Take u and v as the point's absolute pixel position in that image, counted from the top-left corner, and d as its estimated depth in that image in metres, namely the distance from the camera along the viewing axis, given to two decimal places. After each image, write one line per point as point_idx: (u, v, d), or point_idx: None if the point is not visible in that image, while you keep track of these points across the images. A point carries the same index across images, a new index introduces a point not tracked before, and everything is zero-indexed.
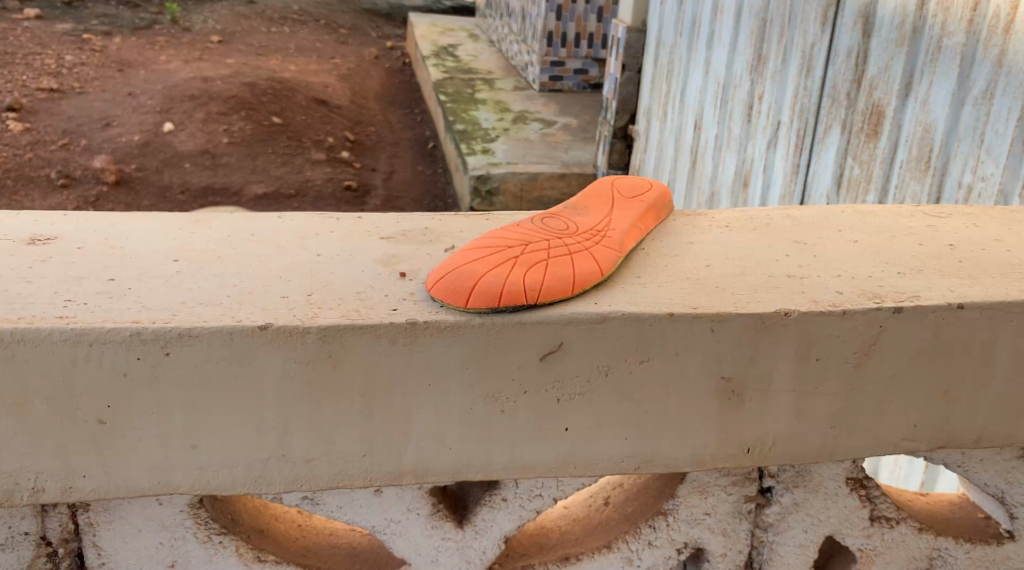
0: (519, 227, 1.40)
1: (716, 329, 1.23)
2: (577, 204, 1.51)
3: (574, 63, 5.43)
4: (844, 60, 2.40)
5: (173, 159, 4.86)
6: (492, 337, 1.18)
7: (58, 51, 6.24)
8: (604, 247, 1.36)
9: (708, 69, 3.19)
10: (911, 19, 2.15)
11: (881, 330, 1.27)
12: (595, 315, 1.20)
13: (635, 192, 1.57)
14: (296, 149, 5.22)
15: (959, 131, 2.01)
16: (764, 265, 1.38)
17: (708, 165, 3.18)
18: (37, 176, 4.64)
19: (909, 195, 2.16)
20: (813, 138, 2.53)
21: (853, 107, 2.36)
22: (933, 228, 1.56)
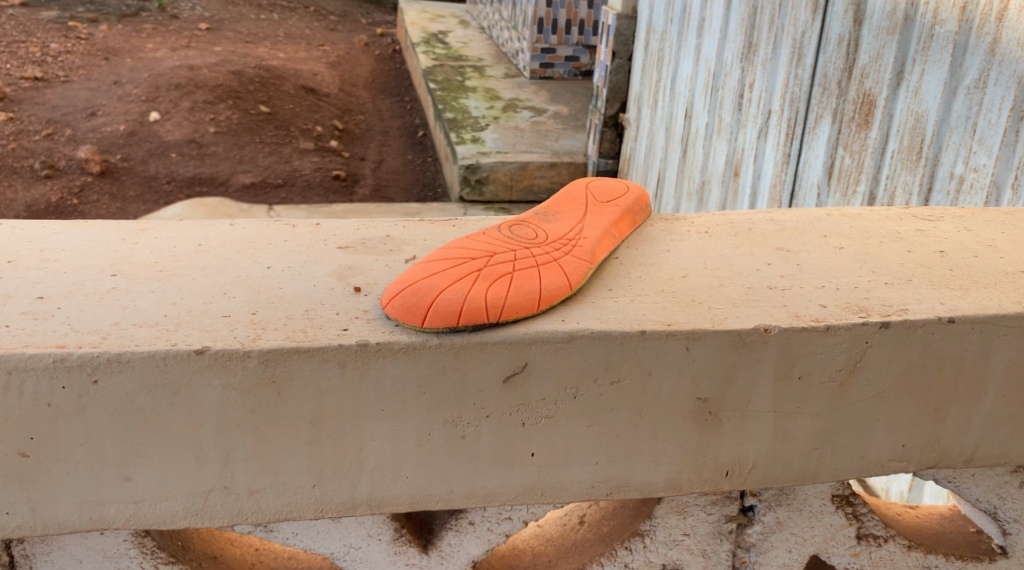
0: (484, 235, 1.32)
1: (691, 347, 1.15)
2: (549, 208, 1.43)
3: (565, 50, 5.34)
4: (834, 48, 2.31)
5: (159, 149, 4.75)
6: (449, 359, 1.10)
7: (43, 39, 6.14)
8: (574, 258, 1.28)
9: (698, 57, 3.10)
10: (903, 7, 2.06)
11: (867, 345, 1.19)
12: (562, 333, 1.12)
13: (610, 196, 1.49)
14: (284, 138, 5.11)
15: (951, 120, 1.93)
16: (744, 275, 1.31)
17: (698, 154, 3.10)
18: (20, 167, 4.57)
19: (901, 186, 2.07)
20: (805, 126, 2.45)
21: (844, 96, 2.27)
22: (924, 232, 1.48)
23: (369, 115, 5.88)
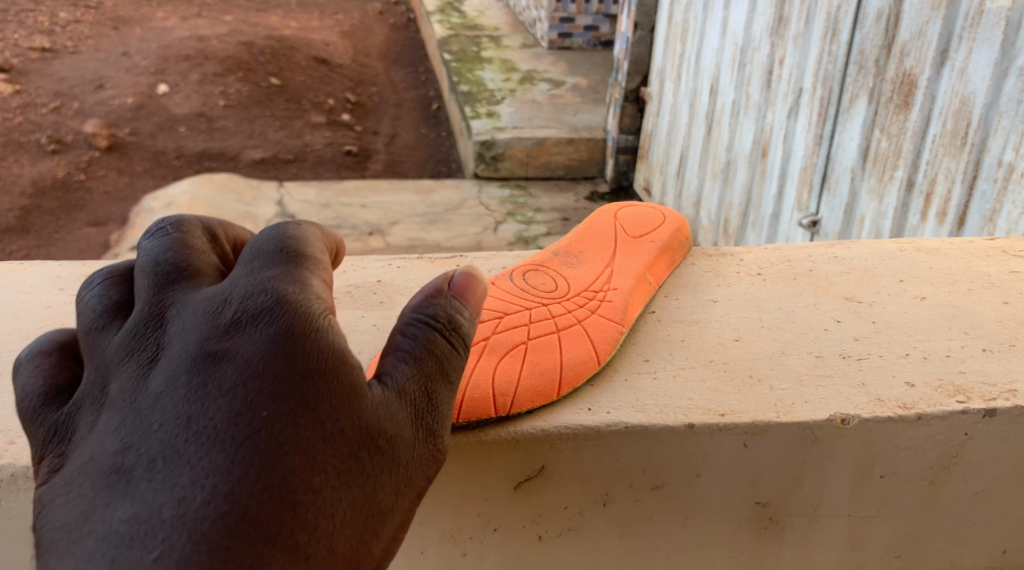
0: (495, 287, 1.08)
1: (749, 444, 0.92)
2: (572, 247, 1.20)
3: (584, 19, 5.03)
4: (872, 24, 1.94)
5: (168, 123, 4.53)
6: (448, 465, 0.89)
7: (52, 9, 5.97)
8: (605, 316, 1.04)
9: (725, 30, 2.77)
10: None
11: (966, 438, 0.96)
12: (589, 429, 0.89)
13: (643, 227, 1.25)
14: (295, 112, 4.87)
15: (999, 103, 1.58)
16: (808, 339, 1.07)
17: (724, 132, 2.77)
18: (26, 141, 4.29)
19: (941, 171, 1.73)
20: (839, 107, 2.10)
21: (882, 75, 1.91)
22: (1018, 274, 1.24)
23: (383, 86, 5.57)
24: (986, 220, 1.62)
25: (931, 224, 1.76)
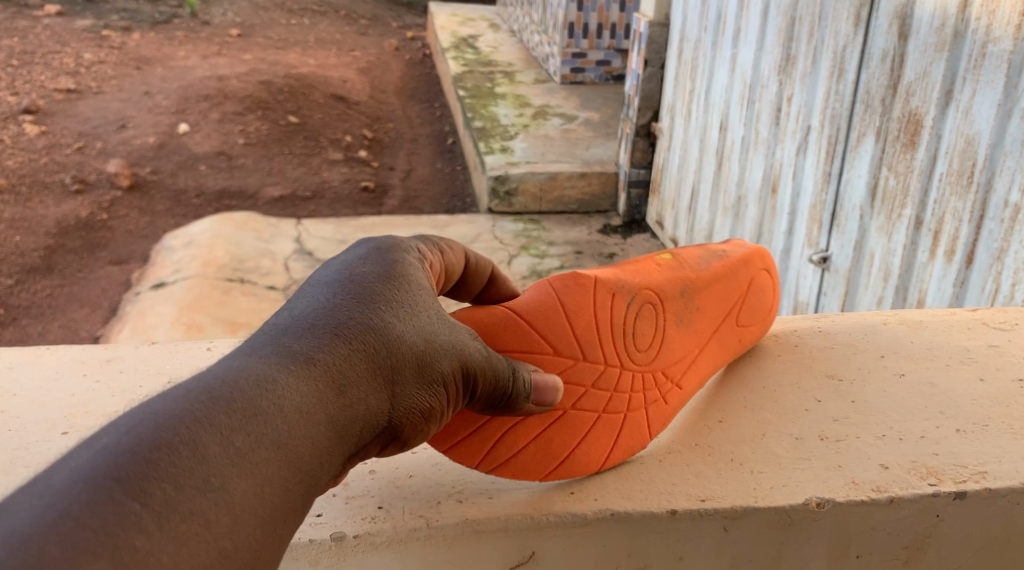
0: (613, 306, 1.02)
1: (730, 527, 0.98)
2: (699, 298, 1.13)
3: (596, 55, 5.12)
4: (878, 64, 2.02)
5: (188, 161, 4.65)
6: (444, 550, 0.93)
7: (78, 50, 6.21)
8: (650, 424, 1.04)
9: (733, 68, 2.84)
10: (952, 22, 1.77)
11: (937, 519, 1.02)
12: (579, 516, 0.95)
13: (748, 320, 1.21)
14: (313, 149, 4.97)
15: (1007, 144, 1.64)
16: (789, 420, 1.12)
17: (734, 168, 2.84)
18: (51, 181, 4.38)
19: (949, 212, 1.79)
20: (845, 147, 2.17)
21: (888, 114, 1.98)
22: (997, 348, 1.29)
23: (399, 123, 5.63)
24: (992, 259, 1.69)
25: (940, 261, 1.82)
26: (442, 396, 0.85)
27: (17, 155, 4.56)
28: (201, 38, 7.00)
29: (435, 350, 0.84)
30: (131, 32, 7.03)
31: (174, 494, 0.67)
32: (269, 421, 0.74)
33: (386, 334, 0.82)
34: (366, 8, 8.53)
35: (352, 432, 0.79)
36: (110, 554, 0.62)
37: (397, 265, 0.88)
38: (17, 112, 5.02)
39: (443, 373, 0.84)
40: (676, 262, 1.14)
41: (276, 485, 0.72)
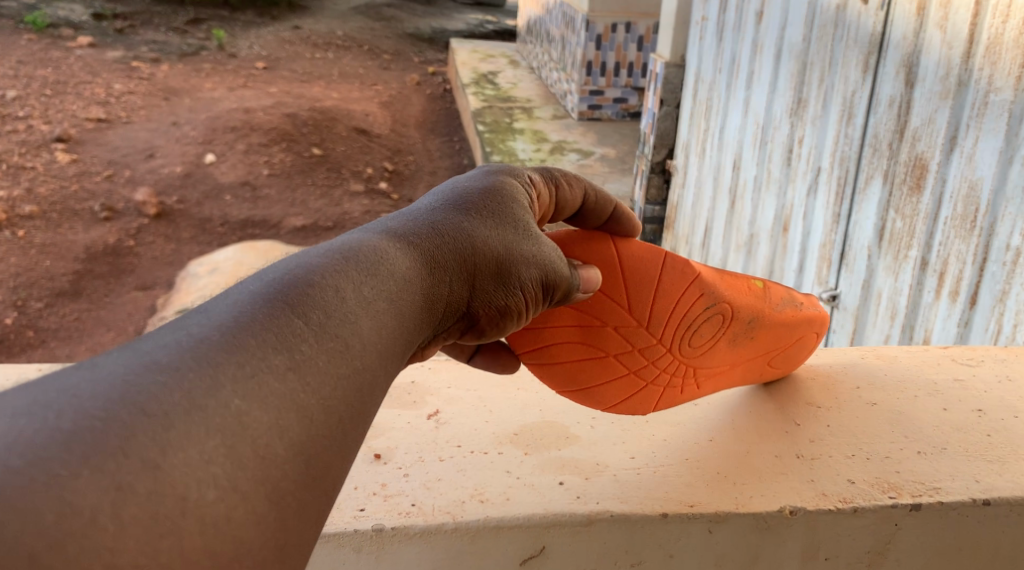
0: (693, 303, 1.21)
1: (714, 529, 1.13)
2: (763, 334, 1.29)
3: (613, 92, 5.30)
4: (885, 109, 2.24)
5: (214, 191, 4.87)
6: (467, 543, 1.08)
7: (107, 81, 6.58)
8: (659, 402, 1.27)
9: (746, 108, 3.08)
10: (956, 71, 1.96)
11: (896, 528, 1.17)
12: (582, 516, 1.10)
13: (785, 360, 1.36)
14: (335, 181, 5.16)
15: (1008, 190, 1.83)
16: (771, 440, 1.28)
17: (747, 207, 3.02)
18: (81, 208, 4.59)
19: (954, 254, 1.98)
20: (854, 187, 2.38)
21: (895, 158, 2.19)
22: (962, 381, 1.45)
23: (419, 156, 5.76)
24: (996, 300, 1.88)
25: (944, 300, 2.01)
26: (515, 296, 1.01)
27: (49, 183, 4.79)
28: (228, 71, 7.27)
29: (517, 251, 1.00)
30: (160, 63, 7.32)
31: (327, 313, 0.79)
32: (390, 278, 0.87)
33: (477, 231, 0.99)
34: (390, 43, 8.81)
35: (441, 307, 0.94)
36: (285, 352, 0.74)
37: (493, 185, 1.05)
38: (50, 140, 5.29)
39: (520, 270, 1.00)
40: (768, 293, 1.30)
41: (393, 329, 0.85)
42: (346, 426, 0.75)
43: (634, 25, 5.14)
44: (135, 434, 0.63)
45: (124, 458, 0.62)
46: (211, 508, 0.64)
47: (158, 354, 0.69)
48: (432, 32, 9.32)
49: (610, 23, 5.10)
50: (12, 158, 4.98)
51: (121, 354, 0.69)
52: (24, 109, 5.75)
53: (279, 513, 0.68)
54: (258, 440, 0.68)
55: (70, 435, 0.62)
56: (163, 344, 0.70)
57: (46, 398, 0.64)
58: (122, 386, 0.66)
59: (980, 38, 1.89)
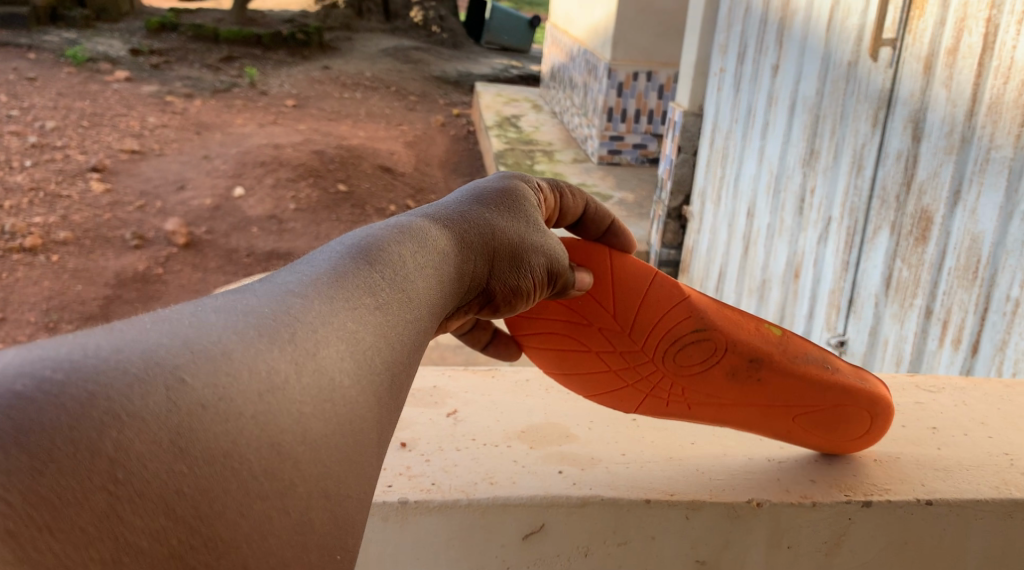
0: (679, 321, 1.38)
1: (690, 515, 1.31)
2: (769, 380, 1.38)
3: (633, 138, 5.51)
4: (893, 162, 2.54)
5: (242, 224, 5.09)
6: (477, 517, 1.26)
7: (142, 114, 6.92)
8: (641, 405, 1.44)
9: (761, 158, 3.43)
10: (959, 129, 2.24)
11: (850, 521, 1.34)
12: (576, 498, 1.28)
13: (821, 427, 1.39)
14: (359, 217, 5.36)
15: (1007, 244, 2.09)
16: (746, 446, 1.46)
17: (760, 252, 3.39)
18: (112, 236, 4.80)
19: (957, 302, 2.25)
20: (863, 234, 2.68)
21: (903, 210, 2.48)
22: (922, 405, 1.63)
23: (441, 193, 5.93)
24: (997, 348, 2.15)
25: (948, 348, 2.29)
26: (526, 279, 1.22)
27: (83, 211, 5.03)
28: (258, 107, 7.57)
29: (530, 241, 1.22)
30: (192, 98, 7.63)
31: (398, 266, 0.97)
32: (436, 248, 1.08)
33: (497, 222, 1.20)
34: (417, 85, 9.10)
35: (468, 281, 1.14)
36: (370, 293, 0.90)
37: (508, 188, 1.28)
38: (87, 169, 5.58)
39: (530, 256, 1.22)
40: (785, 343, 1.39)
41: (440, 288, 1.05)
42: (411, 353, 0.91)
43: (654, 74, 5.37)
44: (298, 325, 0.80)
45: (292, 343, 0.79)
46: (348, 391, 0.80)
47: (290, 283, 0.86)
48: (457, 76, 9.65)
49: (632, 72, 5.32)
50: (49, 187, 5.25)
51: (259, 282, 0.86)
52: (62, 139, 6.05)
53: (376, 407, 0.83)
54: (366, 348, 0.85)
55: (257, 324, 0.78)
56: (288, 277, 0.87)
57: (224, 302, 0.80)
58: (275, 299, 0.82)
59: (982, 100, 2.17)
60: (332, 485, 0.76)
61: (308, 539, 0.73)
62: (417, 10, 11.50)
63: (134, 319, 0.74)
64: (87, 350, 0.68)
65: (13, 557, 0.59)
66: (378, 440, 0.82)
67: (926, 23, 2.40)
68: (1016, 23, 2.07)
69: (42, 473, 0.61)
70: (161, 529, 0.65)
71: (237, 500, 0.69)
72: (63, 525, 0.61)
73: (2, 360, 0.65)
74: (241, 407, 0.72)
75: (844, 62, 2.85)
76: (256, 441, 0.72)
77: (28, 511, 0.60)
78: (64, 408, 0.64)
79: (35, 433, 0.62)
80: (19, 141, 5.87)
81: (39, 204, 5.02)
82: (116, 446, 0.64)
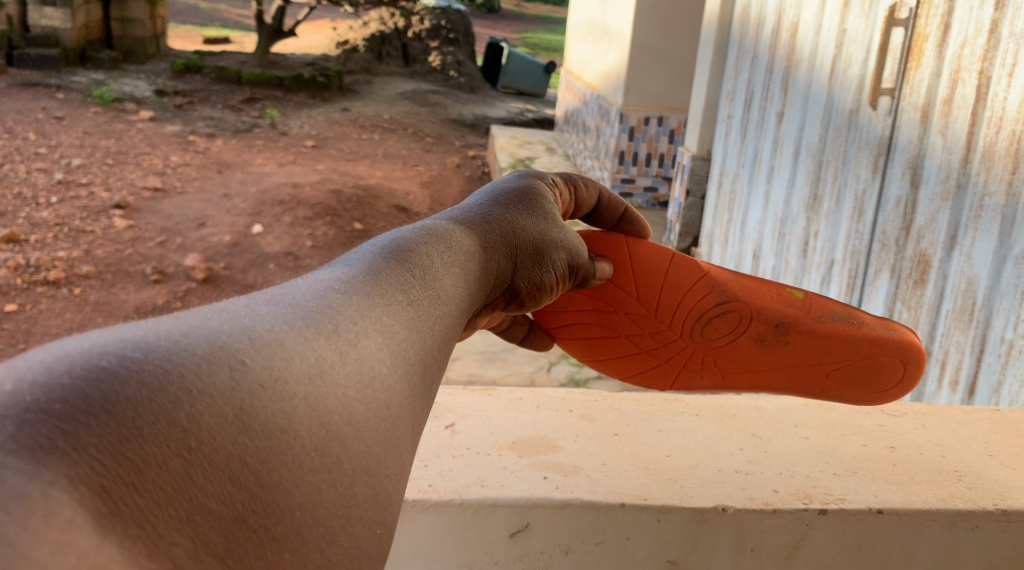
0: (703, 299, 1.63)
1: (661, 518, 1.44)
2: (795, 341, 1.64)
3: (644, 181, 5.63)
4: (893, 208, 2.69)
5: (259, 260, 5.27)
6: (468, 515, 1.41)
7: (165, 152, 7.17)
8: (674, 381, 1.72)
9: (767, 203, 3.59)
10: (955, 176, 2.39)
11: (808, 527, 1.47)
12: (558, 500, 1.43)
13: (847, 377, 1.66)
14: None
15: (1001, 287, 2.20)
16: (716, 458, 1.60)
17: None
18: (133, 270, 4.99)
19: (954, 343, 2.37)
20: (864, 277, 2.83)
21: (903, 254, 2.62)
22: (884, 427, 1.76)
23: None
24: (992, 389, 2.25)
25: (945, 389, 2.42)
26: (548, 275, 1.38)
27: (106, 246, 5.24)
28: (278, 148, 7.82)
29: (552, 241, 1.39)
30: (214, 138, 7.88)
31: (428, 265, 1.09)
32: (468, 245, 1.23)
33: (522, 222, 1.37)
34: (433, 127, 9.34)
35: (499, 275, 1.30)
36: (404, 292, 1.01)
37: (527, 191, 1.44)
38: (110, 205, 5.81)
39: (551, 253, 1.39)
40: (807, 305, 1.64)
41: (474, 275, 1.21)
42: (446, 344, 1.03)
43: (666, 119, 5.54)
44: (340, 317, 0.91)
45: (336, 333, 0.88)
46: (386, 378, 0.90)
47: (330, 281, 0.97)
48: (474, 119, 9.90)
49: (643, 117, 5.51)
50: (74, 222, 5.46)
51: (302, 279, 0.97)
52: (88, 176, 6.29)
53: (411, 390, 0.93)
54: (402, 340, 0.95)
55: (305, 315, 0.88)
56: (328, 274, 0.98)
57: (273, 296, 0.90)
58: (319, 295, 0.93)
59: (976, 148, 2.32)
60: (374, 465, 0.85)
61: (352, 513, 0.81)
62: (435, 55, 11.81)
63: (196, 311, 0.84)
64: (158, 335, 0.77)
65: (108, 510, 0.67)
66: (414, 427, 0.92)
67: (922, 74, 2.58)
68: (1007, 76, 2.22)
69: (129, 438, 0.70)
70: (227, 494, 0.74)
71: (292, 473, 0.78)
72: (146, 486, 0.69)
73: (90, 341, 0.74)
74: (293, 389, 0.81)
75: (846, 110, 3.02)
76: (307, 421, 0.81)
77: (117, 470, 0.68)
78: (145, 383, 0.72)
79: (122, 403, 0.70)
80: (45, 178, 6.11)
81: (63, 239, 5.22)
82: (189, 416, 0.73)
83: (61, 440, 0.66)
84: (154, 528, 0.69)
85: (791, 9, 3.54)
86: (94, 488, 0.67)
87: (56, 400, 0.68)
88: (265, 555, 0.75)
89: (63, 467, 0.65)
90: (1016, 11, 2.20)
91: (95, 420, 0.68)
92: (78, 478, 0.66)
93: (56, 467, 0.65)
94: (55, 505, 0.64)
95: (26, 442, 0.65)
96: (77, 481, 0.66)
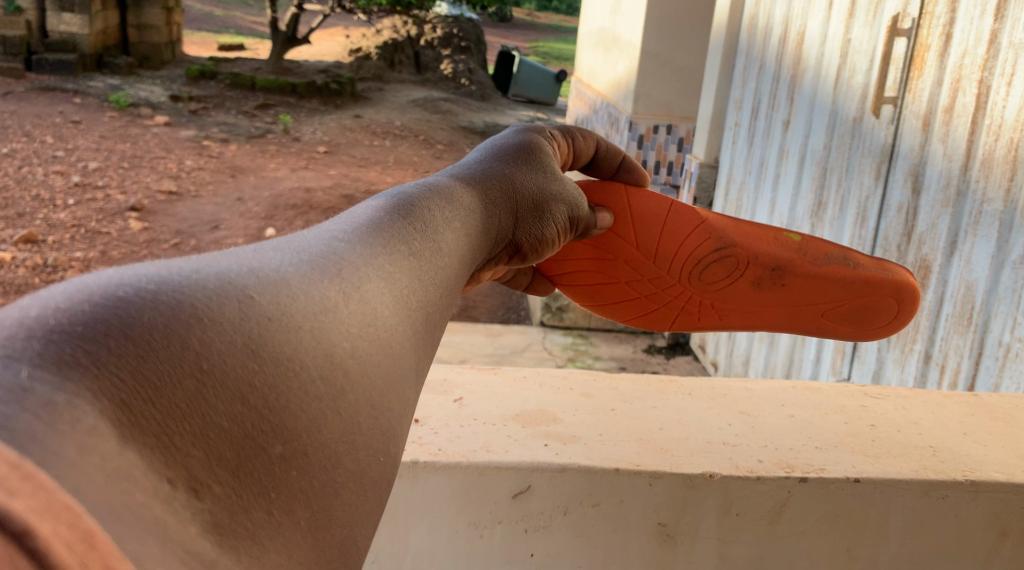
0: (700, 243, 1.74)
1: (652, 483, 1.56)
2: (792, 282, 1.77)
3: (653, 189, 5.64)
4: (895, 213, 2.80)
5: None
6: (474, 477, 1.53)
7: (179, 156, 7.32)
8: (674, 321, 1.86)
9: (773, 209, 3.71)
10: (955, 183, 2.50)
11: (789, 494, 1.58)
12: (557, 464, 1.54)
13: (842, 314, 1.82)
14: None
15: (999, 292, 2.31)
16: (706, 432, 1.71)
17: None
18: None
19: (955, 345, 2.49)
20: None
21: (904, 259, 2.74)
22: (866, 407, 1.88)
23: None
24: (990, 390, 2.36)
25: (945, 390, 2.54)
26: (548, 230, 1.51)
27: (122, 247, 5.38)
28: (291, 153, 7.97)
29: (550, 198, 1.51)
30: (228, 143, 8.04)
31: (430, 220, 1.19)
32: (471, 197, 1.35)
33: (523, 181, 1.48)
34: (445, 134, 9.48)
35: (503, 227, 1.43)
36: (405, 244, 1.10)
37: (525, 150, 1.55)
38: (125, 208, 5.95)
39: (551, 209, 1.51)
40: (804, 248, 1.77)
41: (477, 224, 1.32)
42: (444, 296, 1.12)
43: (674, 127, 5.60)
44: (344, 264, 0.98)
45: (338, 277, 0.96)
46: (390, 321, 0.98)
47: (337, 234, 1.05)
48: (484, 127, 10.05)
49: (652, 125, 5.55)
50: (90, 224, 5.60)
51: (310, 232, 1.05)
52: (104, 179, 6.44)
53: (412, 327, 1.02)
54: (403, 287, 1.03)
55: (309, 260, 0.96)
56: (333, 229, 1.07)
57: (280, 245, 0.98)
58: (324, 245, 1.01)
59: (975, 156, 2.43)
60: (376, 397, 0.92)
61: (357, 438, 0.88)
62: (447, 63, 11.97)
63: (207, 257, 0.91)
64: (169, 273, 0.83)
65: (128, 420, 0.71)
66: (417, 370, 1.01)
67: (924, 84, 2.69)
68: (1006, 85, 2.31)
69: (146, 359, 0.74)
70: (237, 413, 0.79)
71: (299, 398, 0.84)
72: (163, 399, 0.74)
73: (108, 277, 0.80)
74: (299, 323, 0.87)
75: (850, 118, 3.14)
76: (314, 352, 0.87)
77: (137, 388, 0.72)
78: (160, 312, 0.77)
79: (138, 326, 0.75)
80: (63, 180, 6.25)
81: (80, 240, 5.36)
82: (201, 341, 0.78)
83: (85, 358, 0.70)
84: (173, 440, 0.73)
85: (797, 20, 3.65)
86: (116, 400, 0.71)
87: (79, 323, 0.72)
88: (276, 470, 0.80)
89: (85, 381, 0.69)
90: (1016, 22, 2.28)
91: (114, 342, 0.73)
92: (100, 391, 0.70)
93: (80, 380, 0.69)
94: (79, 413, 0.67)
95: (53, 358, 0.68)
96: (100, 393, 0.69)
